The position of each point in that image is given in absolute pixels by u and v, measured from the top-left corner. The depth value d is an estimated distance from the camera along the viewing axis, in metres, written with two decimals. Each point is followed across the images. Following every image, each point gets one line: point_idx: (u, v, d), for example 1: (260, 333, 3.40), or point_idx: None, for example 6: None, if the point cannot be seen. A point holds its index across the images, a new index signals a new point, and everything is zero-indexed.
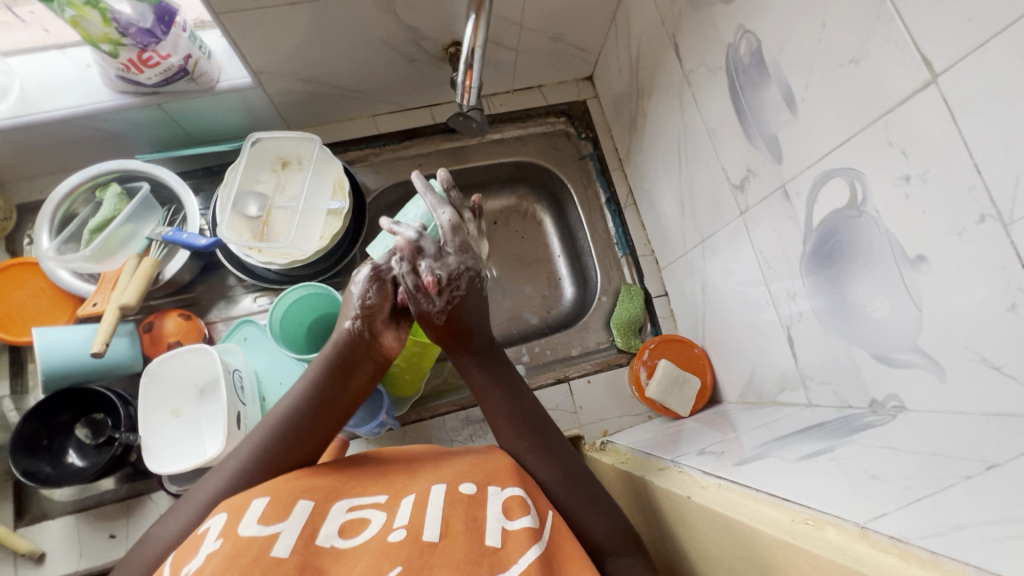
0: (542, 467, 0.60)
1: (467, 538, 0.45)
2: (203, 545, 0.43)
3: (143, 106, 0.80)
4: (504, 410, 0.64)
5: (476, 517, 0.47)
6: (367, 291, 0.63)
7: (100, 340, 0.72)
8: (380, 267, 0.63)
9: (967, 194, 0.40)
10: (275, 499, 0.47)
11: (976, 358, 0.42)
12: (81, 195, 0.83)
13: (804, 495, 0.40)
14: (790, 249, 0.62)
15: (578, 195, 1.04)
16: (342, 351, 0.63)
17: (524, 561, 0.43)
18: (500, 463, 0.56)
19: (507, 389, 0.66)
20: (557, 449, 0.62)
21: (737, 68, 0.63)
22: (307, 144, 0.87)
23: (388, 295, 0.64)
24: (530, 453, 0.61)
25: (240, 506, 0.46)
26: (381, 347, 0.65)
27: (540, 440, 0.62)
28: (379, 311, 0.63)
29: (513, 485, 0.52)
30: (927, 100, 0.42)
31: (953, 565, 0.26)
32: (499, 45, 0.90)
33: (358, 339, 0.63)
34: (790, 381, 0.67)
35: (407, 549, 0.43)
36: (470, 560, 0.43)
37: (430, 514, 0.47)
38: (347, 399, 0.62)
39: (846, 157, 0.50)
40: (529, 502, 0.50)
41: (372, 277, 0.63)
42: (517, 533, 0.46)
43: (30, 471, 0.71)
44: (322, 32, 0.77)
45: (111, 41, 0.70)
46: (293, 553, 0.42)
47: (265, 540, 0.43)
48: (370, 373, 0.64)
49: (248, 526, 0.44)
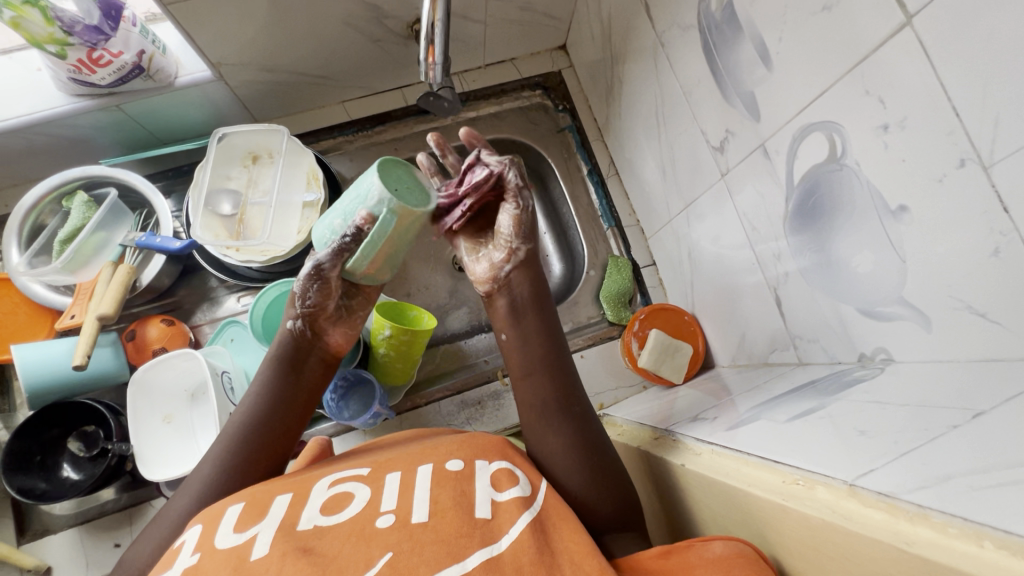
0: (565, 433, 0.57)
1: (456, 511, 0.45)
2: (179, 560, 0.43)
3: (101, 108, 0.77)
4: (548, 372, 0.60)
5: (464, 491, 0.47)
6: (307, 288, 0.59)
7: (81, 352, 0.70)
8: (323, 266, 0.58)
9: (946, 139, 0.39)
10: (250, 503, 0.48)
11: (961, 306, 0.42)
12: (47, 205, 0.80)
13: (793, 455, 0.39)
14: (772, 208, 0.61)
15: (559, 170, 1.02)
16: (287, 352, 0.61)
17: (515, 531, 0.44)
18: (486, 439, 0.56)
19: (557, 354, 0.61)
20: (590, 426, 0.58)
21: (709, 25, 0.61)
22: (276, 136, 0.85)
23: (330, 293, 0.60)
24: (558, 417, 0.58)
25: (214, 516, 0.47)
26: (327, 345, 0.63)
27: (576, 406, 0.59)
28: (321, 310, 0.61)
29: (500, 460, 0.53)
30: (901, 44, 0.40)
31: (940, 517, 0.26)
32: (465, 19, 0.87)
33: (301, 339, 0.61)
34: (779, 341, 0.67)
35: (398, 533, 0.43)
36: (461, 532, 0.43)
37: (417, 495, 0.47)
38: (302, 396, 0.61)
39: (823, 109, 0.49)
40: (517, 473, 0.52)
41: (313, 274, 0.58)
42: (506, 504, 0.47)
43: (25, 489, 0.71)
44: (279, 17, 0.74)
45: (56, 41, 0.67)
46: (272, 547, 0.42)
47: (243, 545, 0.43)
48: (321, 370, 0.63)
49: (224, 536, 0.44)
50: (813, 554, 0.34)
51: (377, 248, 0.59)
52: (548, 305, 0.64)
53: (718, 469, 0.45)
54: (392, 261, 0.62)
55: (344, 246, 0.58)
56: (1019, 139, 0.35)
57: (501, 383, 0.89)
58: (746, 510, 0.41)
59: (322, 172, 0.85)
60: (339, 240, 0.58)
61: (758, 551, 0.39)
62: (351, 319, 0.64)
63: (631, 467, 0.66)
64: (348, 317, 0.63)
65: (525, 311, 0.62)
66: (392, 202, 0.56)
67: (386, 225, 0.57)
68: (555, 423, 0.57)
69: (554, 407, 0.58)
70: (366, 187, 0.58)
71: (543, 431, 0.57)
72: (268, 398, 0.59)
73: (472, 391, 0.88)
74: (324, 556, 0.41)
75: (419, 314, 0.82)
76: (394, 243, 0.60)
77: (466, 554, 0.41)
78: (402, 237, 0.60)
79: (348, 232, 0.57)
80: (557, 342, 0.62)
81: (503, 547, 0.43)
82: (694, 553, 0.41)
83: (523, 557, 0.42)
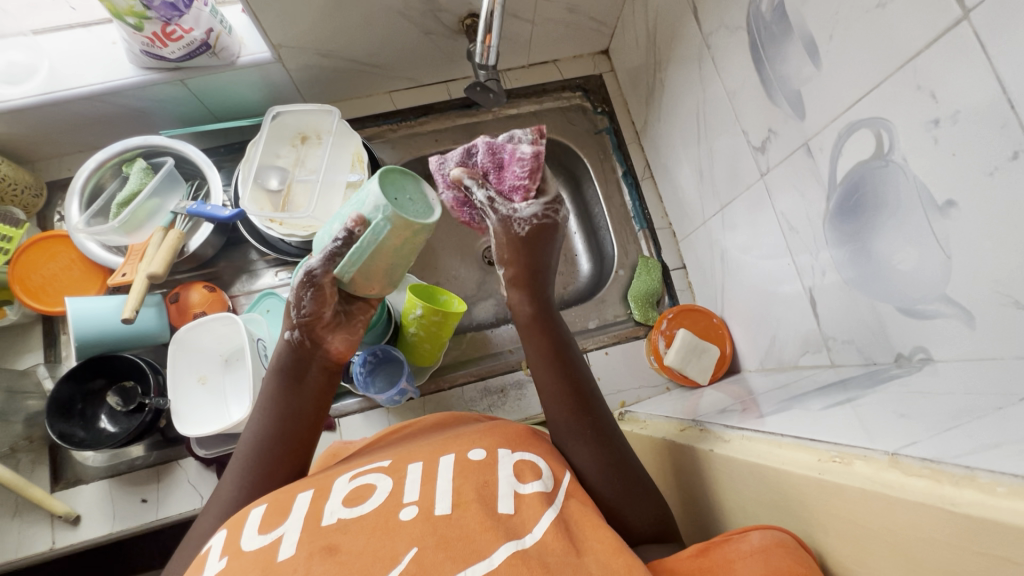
0: (589, 450, 0.57)
1: (480, 504, 0.45)
2: (209, 564, 0.44)
3: (167, 81, 0.81)
4: (564, 391, 0.60)
5: (486, 482, 0.48)
6: (302, 296, 0.59)
7: (130, 306, 0.74)
8: (312, 273, 0.57)
9: (999, 132, 0.39)
10: (272, 504, 0.48)
11: (1007, 301, 0.41)
12: (108, 169, 0.85)
13: (829, 435, 0.39)
14: (813, 208, 0.61)
15: (595, 170, 1.03)
16: (289, 363, 0.60)
17: (539, 530, 0.44)
18: (510, 428, 0.58)
19: (570, 371, 0.61)
20: (614, 440, 0.58)
21: (758, 24, 0.62)
22: (326, 118, 0.89)
23: (326, 300, 0.59)
24: (581, 436, 0.58)
25: (239, 520, 0.47)
26: (329, 354, 0.62)
27: (596, 424, 0.58)
28: (318, 319, 0.60)
29: (523, 451, 0.53)
30: (957, 40, 0.41)
31: (988, 478, 0.26)
32: (515, 17, 0.90)
33: (300, 348, 0.60)
34: (812, 344, 0.66)
35: (422, 526, 0.43)
36: (485, 525, 0.43)
37: (440, 486, 0.47)
38: (311, 403, 0.61)
39: (872, 106, 0.49)
40: (540, 465, 0.52)
41: (304, 282, 0.58)
42: (529, 498, 0.47)
43: (65, 434, 0.74)
44: (341, 4, 0.78)
45: (136, 14, 0.71)
46: (298, 547, 0.42)
47: (270, 547, 0.43)
48: (324, 377, 0.63)
49: (249, 538, 0.44)
50: (854, 533, 0.34)
51: (366, 257, 0.58)
52: (554, 323, 0.64)
53: (748, 453, 0.45)
54: (388, 276, 0.62)
55: (335, 251, 0.57)
56: None
57: (525, 373, 0.90)
58: (778, 492, 0.41)
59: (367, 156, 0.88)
60: (331, 244, 0.57)
61: (799, 540, 0.38)
62: (350, 324, 0.63)
63: (655, 457, 0.66)
64: (347, 322, 0.63)
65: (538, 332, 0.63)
66: (387, 210, 0.56)
67: (377, 234, 0.57)
68: (577, 442, 0.57)
69: (574, 425, 0.58)
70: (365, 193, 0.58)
71: (569, 450, 0.58)
72: (278, 404, 0.59)
73: (496, 379, 0.89)
74: (350, 554, 0.41)
75: (449, 299, 0.83)
76: (388, 256, 0.59)
77: (491, 550, 0.41)
78: (398, 253, 0.60)
79: (339, 235, 0.56)
80: (565, 357, 0.62)
81: (529, 543, 0.43)
82: (733, 548, 0.41)
83: (549, 557, 0.42)
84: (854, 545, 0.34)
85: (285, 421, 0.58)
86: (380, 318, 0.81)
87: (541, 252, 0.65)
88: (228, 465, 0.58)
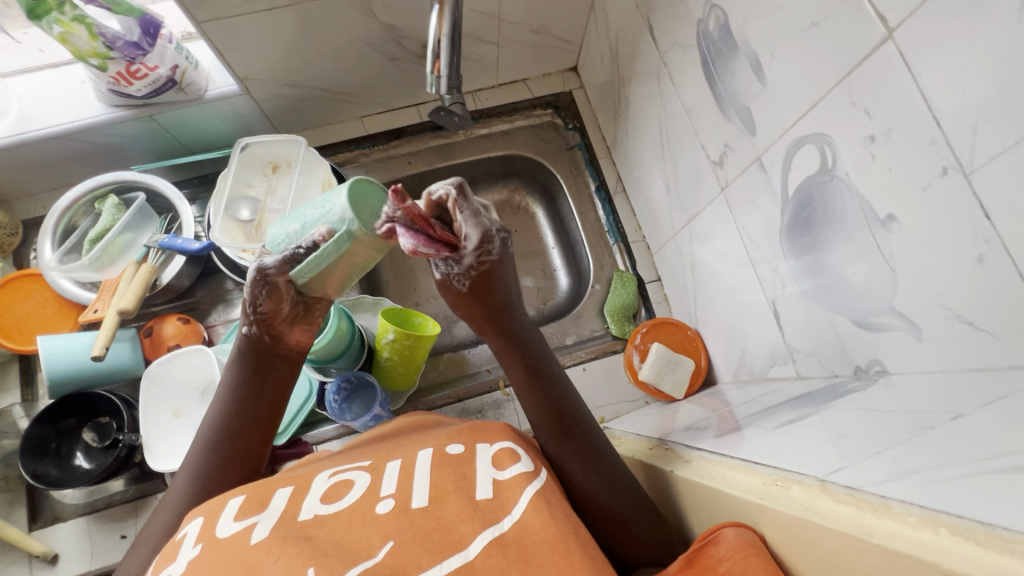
0: (584, 470, 0.55)
1: (457, 495, 0.45)
2: (182, 552, 0.42)
3: (136, 118, 0.82)
4: (551, 414, 0.57)
5: (464, 474, 0.48)
6: (256, 294, 0.55)
7: (100, 343, 0.74)
8: (265, 271, 0.54)
9: (928, 148, 0.40)
10: (251, 495, 0.47)
11: (950, 315, 0.41)
12: (80, 207, 0.86)
13: (775, 458, 0.39)
14: (770, 220, 0.61)
15: (568, 186, 1.04)
16: (250, 357, 0.59)
17: (517, 512, 0.44)
18: (491, 424, 0.57)
19: (555, 391, 0.59)
20: (608, 458, 0.56)
21: (708, 42, 0.63)
22: (294, 146, 0.90)
23: (280, 298, 0.56)
24: (575, 457, 0.55)
25: (216, 508, 0.46)
26: (289, 344, 0.61)
27: (585, 445, 0.56)
28: (275, 315, 0.57)
29: (501, 441, 0.53)
30: (883, 58, 0.41)
31: (901, 508, 0.26)
32: (479, 40, 0.91)
33: (259, 343, 0.59)
34: (779, 356, 0.66)
35: (398, 519, 0.43)
36: (463, 515, 0.43)
37: (418, 480, 0.47)
38: (272, 394, 0.61)
39: (814, 122, 0.50)
40: (518, 452, 0.52)
41: (258, 280, 0.54)
42: (510, 482, 0.47)
43: (39, 474, 0.73)
44: (306, 34, 0.79)
45: (99, 55, 0.72)
46: (271, 532, 0.42)
47: (243, 534, 0.42)
48: (285, 369, 0.62)
49: (225, 525, 0.43)
50: (792, 555, 0.34)
51: (324, 268, 0.54)
52: (529, 343, 0.60)
53: (703, 476, 0.45)
54: (342, 284, 0.58)
55: (295, 255, 0.54)
56: (999, 143, 0.35)
57: (503, 393, 0.90)
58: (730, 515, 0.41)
59: (337, 181, 0.88)
60: (293, 248, 0.54)
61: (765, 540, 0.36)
62: (311, 317, 0.60)
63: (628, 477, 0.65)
64: (305, 316, 0.59)
65: (511, 358, 0.59)
66: (352, 224, 0.52)
67: (339, 246, 0.52)
68: (572, 465, 0.55)
69: (565, 448, 0.56)
70: (330, 201, 0.54)
71: (563, 470, 0.56)
72: (241, 400, 0.60)
73: (474, 400, 0.89)
74: (324, 542, 0.41)
75: (424, 321, 0.83)
76: (346, 266, 0.55)
77: (467, 540, 0.41)
78: (354, 265, 0.56)
79: (303, 244, 0.53)
80: (549, 380, 0.59)
81: (507, 527, 0.43)
82: (712, 554, 0.38)
83: (528, 539, 0.42)
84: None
85: (243, 415, 0.60)
86: (353, 342, 0.82)
87: (499, 289, 0.55)
88: (186, 456, 0.59)
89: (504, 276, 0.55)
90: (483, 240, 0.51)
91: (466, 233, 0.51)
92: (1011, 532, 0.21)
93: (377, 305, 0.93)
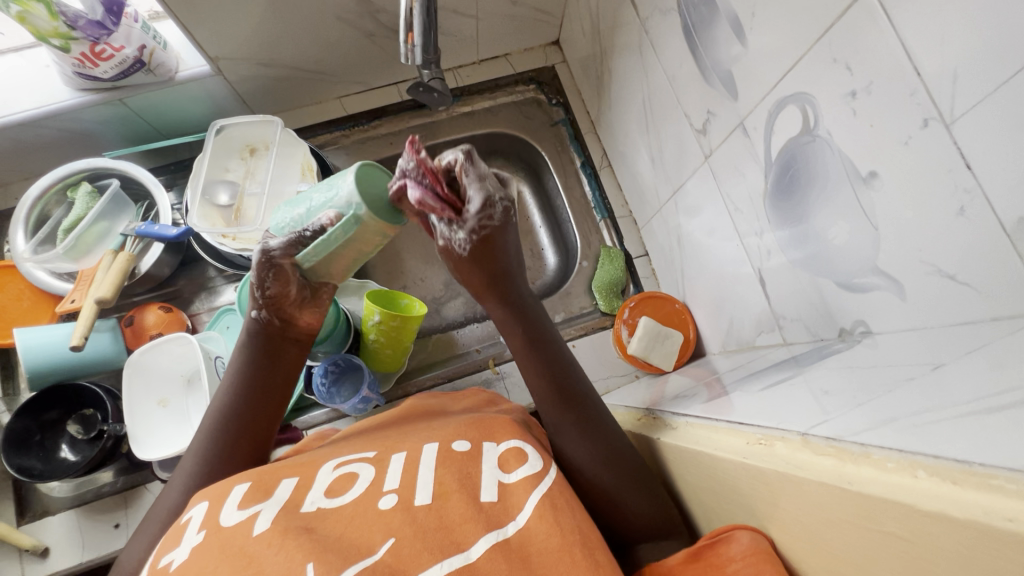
0: (583, 442, 0.54)
1: (461, 494, 0.45)
2: (186, 537, 0.41)
3: (105, 102, 0.80)
4: (552, 383, 0.56)
5: (469, 473, 0.47)
6: (264, 277, 0.55)
7: (79, 333, 0.73)
8: (270, 253, 0.53)
9: (909, 100, 0.39)
10: (257, 482, 0.46)
11: (932, 270, 0.41)
12: (53, 196, 0.84)
13: (757, 418, 0.39)
14: (754, 186, 0.61)
15: (553, 162, 1.03)
16: (260, 342, 0.59)
17: (522, 517, 0.43)
18: (496, 419, 0.56)
19: (555, 358, 0.58)
20: (607, 430, 0.55)
21: (688, 7, 0.62)
22: (270, 128, 0.87)
23: (288, 281, 0.56)
24: (572, 426, 0.55)
25: (221, 493, 0.45)
26: (299, 327, 0.61)
27: (583, 416, 0.55)
28: (284, 298, 0.57)
29: (509, 439, 0.52)
30: (863, 9, 0.40)
31: (880, 454, 0.26)
32: (457, 14, 0.89)
33: (269, 327, 0.59)
34: (766, 323, 0.66)
35: (399, 516, 0.42)
36: (466, 516, 0.43)
37: (422, 476, 0.46)
38: (282, 379, 0.61)
39: (796, 81, 0.49)
40: (527, 450, 0.51)
41: (264, 263, 0.54)
42: (515, 485, 0.47)
43: (24, 468, 0.72)
44: (278, 10, 0.77)
45: (61, 35, 0.70)
46: (272, 523, 0.41)
47: (245, 522, 0.41)
48: (296, 353, 0.62)
49: (229, 513, 0.42)
50: (790, 547, 0.35)
51: (331, 251, 0.54)
52: (526, 311, 0.59)
53: (689, 440, 0.45)
54: (351, 267, 0.58)
55: (300, 237, 0.54)
56: (979, 90, 0.34)
57: (492, 372, 0.90)
58: (719, 480, 0.41)
59: (317, 164, 0.87)
60: (298, 230, 0.54)
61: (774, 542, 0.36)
62: (318, 300, 0.60)
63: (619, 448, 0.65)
64: (314, 299, 0.59)
65: (509, 323, 0.58)
66: (359, 207, 0.52)
67: (346, 230, 0.53)
68: (571, 437, 0.55)
69: (564, 417, 0.55)
70: (337, 186, 0.54)
71: (562, 443, 0.55)
72: (247, 381, 0.59)
73: (464, 380, 0.89)
74: (325, 536, 0.40)
75: (410, 303, 0.82)
76: (353, 250, 0.55)
77: (470, 543, 0.40)
78: (359, 249, 0.55)
79: (309, 227, 0.54)
80: (549, 348, 0.58)
81: (511, 533, 0.42)
82: (723, 552, 0.38)
83: (532, 548, 0.41)
84: (791, 535, 0.34)
85: (252, 401, 0.58)
86: (338, 325, 0.80)
87: (499, 255, 0.55)
88: (185, 455, 0.57)
89: (506, 241, 0.55)
90: (486, 205, 0.51)
91: (470, 196, 0.51)
92: (987, 468, 0.21)
93: (362, 287, 0.92)
